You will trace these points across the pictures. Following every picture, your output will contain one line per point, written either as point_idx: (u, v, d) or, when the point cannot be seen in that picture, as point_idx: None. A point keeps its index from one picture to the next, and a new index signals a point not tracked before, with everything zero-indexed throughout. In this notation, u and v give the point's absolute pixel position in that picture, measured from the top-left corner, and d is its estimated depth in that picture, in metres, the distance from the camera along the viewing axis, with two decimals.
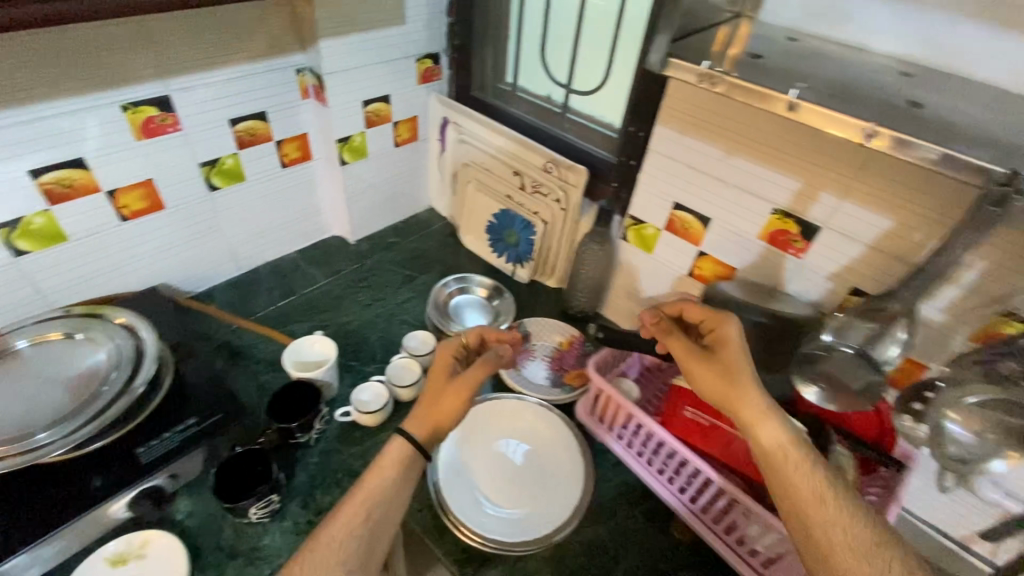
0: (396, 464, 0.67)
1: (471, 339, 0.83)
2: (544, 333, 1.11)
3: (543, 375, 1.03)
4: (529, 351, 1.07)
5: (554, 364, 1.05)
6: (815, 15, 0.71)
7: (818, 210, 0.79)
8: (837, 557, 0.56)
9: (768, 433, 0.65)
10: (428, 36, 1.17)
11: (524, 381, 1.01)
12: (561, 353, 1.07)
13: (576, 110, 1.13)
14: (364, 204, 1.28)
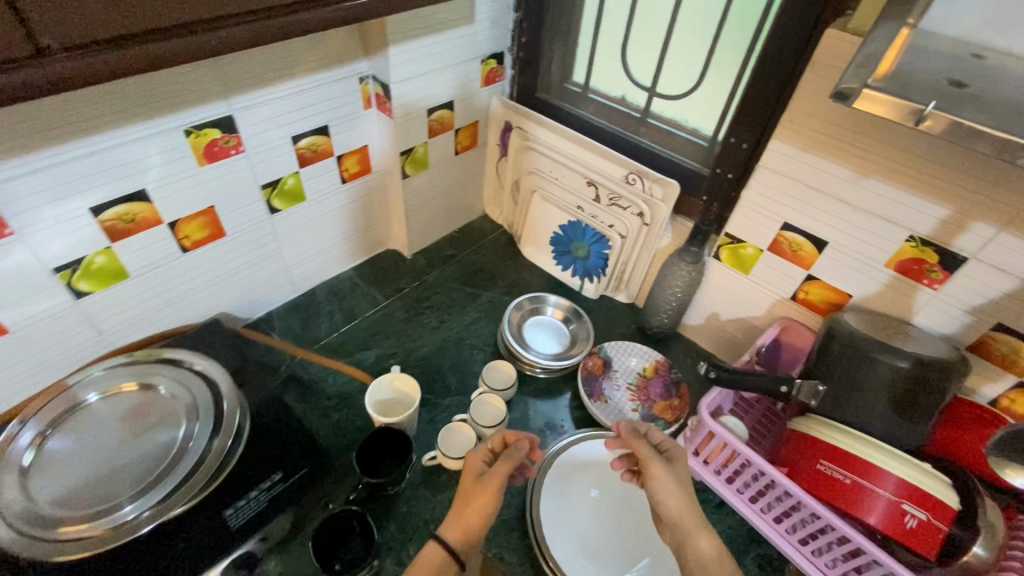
0: (429, 569, 0.60)
1: (499, 439, 0.75)
2: (625, 358, 1.04)
3: (629, 407, 0.97)
4: (612, 380, 1.01)
5: (640, 394, 0.99)
6: None
7: (968, 240, 0.70)
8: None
9: (701, 549, 0.64)
10: (493, 34, 1.07)
11: (611, 416, 0.95)
12: (646, 381, 1.00)
13: (658, 115, 1.04)
14: (423, 217, 1.21)
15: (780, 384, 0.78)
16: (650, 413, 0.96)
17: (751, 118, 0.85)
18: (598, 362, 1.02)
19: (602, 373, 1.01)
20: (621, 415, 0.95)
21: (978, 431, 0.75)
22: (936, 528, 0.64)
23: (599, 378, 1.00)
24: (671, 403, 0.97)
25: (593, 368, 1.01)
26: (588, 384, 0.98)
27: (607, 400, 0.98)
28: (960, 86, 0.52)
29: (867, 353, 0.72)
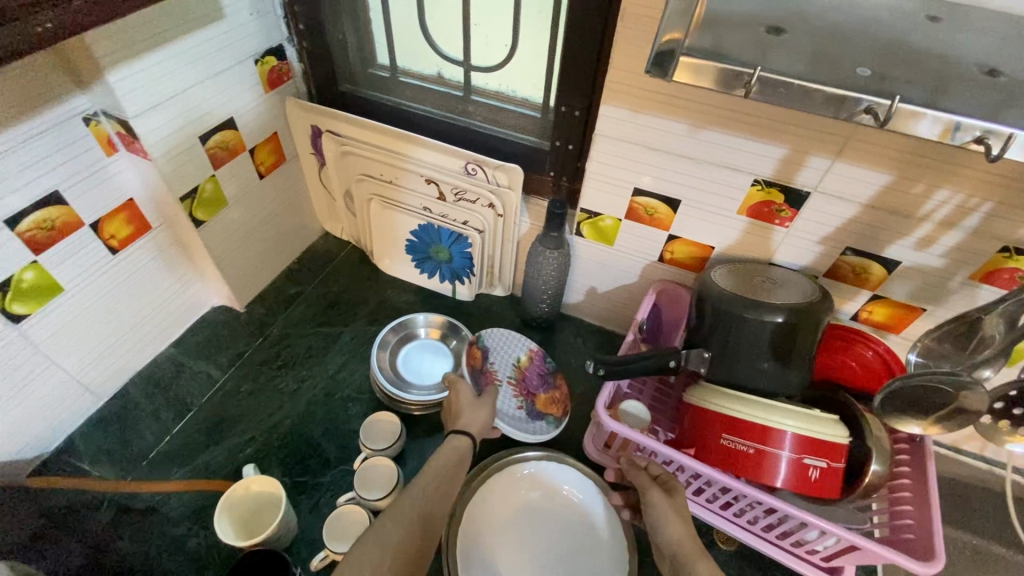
0: (438, 476, 0.67)
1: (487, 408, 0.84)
2: (504, 348, 0.95)
3: (512, 406, 0.90)
4: (492, 376, 0.91)
5: (522, 388, 0.91)
6: None
7: (806, 175, 0.69)
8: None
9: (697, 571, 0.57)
10: (260, 25, 0.86)
11: (496, 419, 0.87)
12: (525, 372, 0.93)
13: (482, 89, 0.91)
14: (245, 261, 1.00)
15: (667, 360, 0.73)
16: (533, 411, 0.90)
17: (577, 82, 0.76)
18: (481, 355, 0.91)
19: (482, 369, 0.91)
20: (507, 415, 0.87)
21: (850, 350, 0.79)
22: (831, 467, 0.65)
23: (482, 374, 0.90)
24: (551, 395, 0.91)
25: (476, 364, 0.90)
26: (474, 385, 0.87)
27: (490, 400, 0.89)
28: (774, 31, 0.46)
29: (737, 313, 0.70)
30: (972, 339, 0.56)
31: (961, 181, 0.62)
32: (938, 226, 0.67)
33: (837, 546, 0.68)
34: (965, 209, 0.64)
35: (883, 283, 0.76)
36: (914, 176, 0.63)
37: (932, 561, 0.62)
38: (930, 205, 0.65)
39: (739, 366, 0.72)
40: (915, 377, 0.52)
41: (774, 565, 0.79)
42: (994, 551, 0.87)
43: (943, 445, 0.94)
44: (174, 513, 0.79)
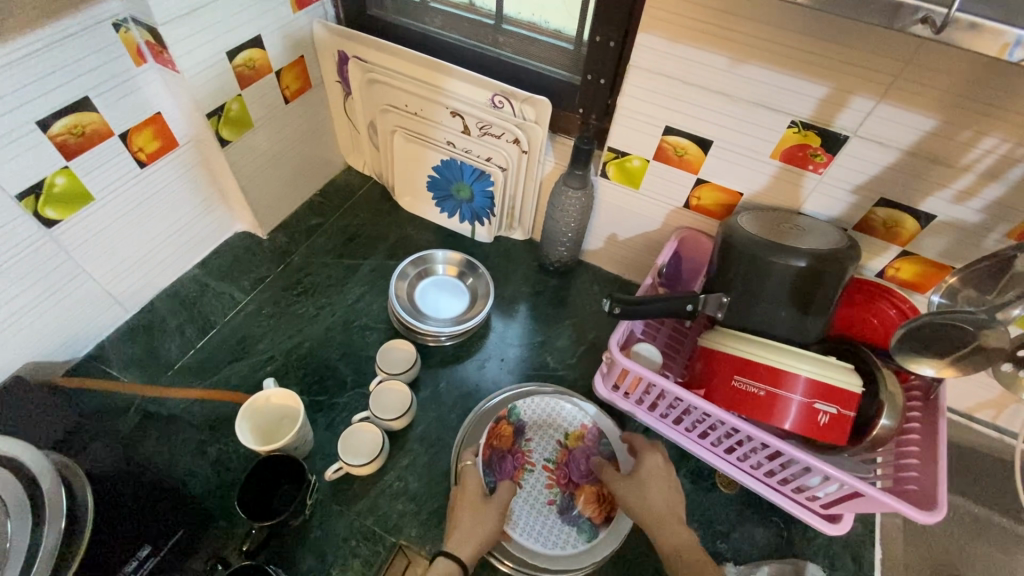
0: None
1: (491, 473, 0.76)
2: (549, 424, 0.82)
3: (546, 499, 0.77)
4: (529, 460, 0.79)
5: (564, 486, 0.78)
6: None
7: (847, 117, 0.66)
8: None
9: (671, 538, 0.67)
10: None
11: (518, 516, 0.75)
12: (569, 460, 0.79)
13: (514, 19, 0.88)
14: (268, 187, 1.01)
15: (684, 304, 0.73)
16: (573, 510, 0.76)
17: (615, 10, 0.73)
18: (500, 435, 0.79)
19: (520, 449, 0.80)
20: (532, 508, 0.75)
21: (872, 307, 0.78)
22: (841, 415, 0.66)
23: (507, 455, 0.79)
24: (597, 490, 0.77)
25: (501, 447, 0.78)
26: (489, 471, 0.76)
27: (520, 488, 0.77)
28: None
29: (760, 257, 0.69)
30: (1002, 279, 0.57)
31: (1011, 129, 0.59)
32: (980, 178, 0.64)
33: (838, 492, 0.69)
34: (1010, 159, 0.61)
35: (915, 239, 0.74)
36: (961, 121, 0.61)
37: (934, 510, 0.63)
38: (975, 154, 0.63)
39: (758, 312, 0.71)
40: (938, 317, 0.55)
41: (772, 511, 0.81)
42: (993, 520, 0.87)
43: (956, 411, 0.93)
44: (197, 421, 0.83)
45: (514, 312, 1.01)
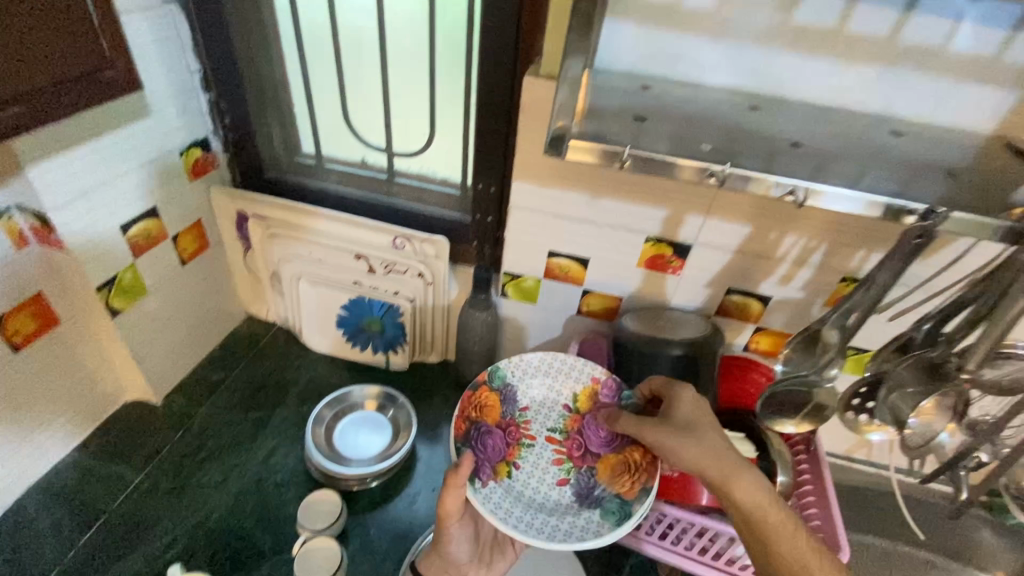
0: None
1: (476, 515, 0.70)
2: (550, 391, 0.83)
3: (546, 491, 0.76)
4: (535, 450, 0.79)
5: (578, 468, 0.78)
6: (652, 57, 0.69)
7: (687, 231, 0.82)
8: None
9: (747, 493, 0.60)
10: (185, 121, 0.91)
11: (513, 505, 0.72)
12: (578, 431, 0.80)
13: (405, 172, 1.00)
14: (163, 351, 0.96)
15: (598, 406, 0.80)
16: (586, 499, 0.75)
17: (491, 162, 0.87)
18: (485, 414, 0.78)
19: (516, 440, 0.80)
20: (543, 495, 0.75)
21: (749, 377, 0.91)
22: None
23: (495, 434, 0.78)
24: (618, 457, 0.76)
25: (485, 423, 0.78)
26: (466, 445, 0.75)
27: (517, 474, 0.77)
28: (640, 119, 0.59)
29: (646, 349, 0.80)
30: (816, 345, 0.66)
31: (801, 229, 0.78)
32: (792, 265, 0.82)
33: None
34: (809, 249, 0.80)
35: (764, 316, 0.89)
36: (767, 226, 0.79)
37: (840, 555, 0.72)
38: (783, 248, 0.81)
39: None
40: (780, 386, 0.66)
41: None
42: (896, 551, 0.97)
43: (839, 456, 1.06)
44: None
45: (439, 436, 1.01)
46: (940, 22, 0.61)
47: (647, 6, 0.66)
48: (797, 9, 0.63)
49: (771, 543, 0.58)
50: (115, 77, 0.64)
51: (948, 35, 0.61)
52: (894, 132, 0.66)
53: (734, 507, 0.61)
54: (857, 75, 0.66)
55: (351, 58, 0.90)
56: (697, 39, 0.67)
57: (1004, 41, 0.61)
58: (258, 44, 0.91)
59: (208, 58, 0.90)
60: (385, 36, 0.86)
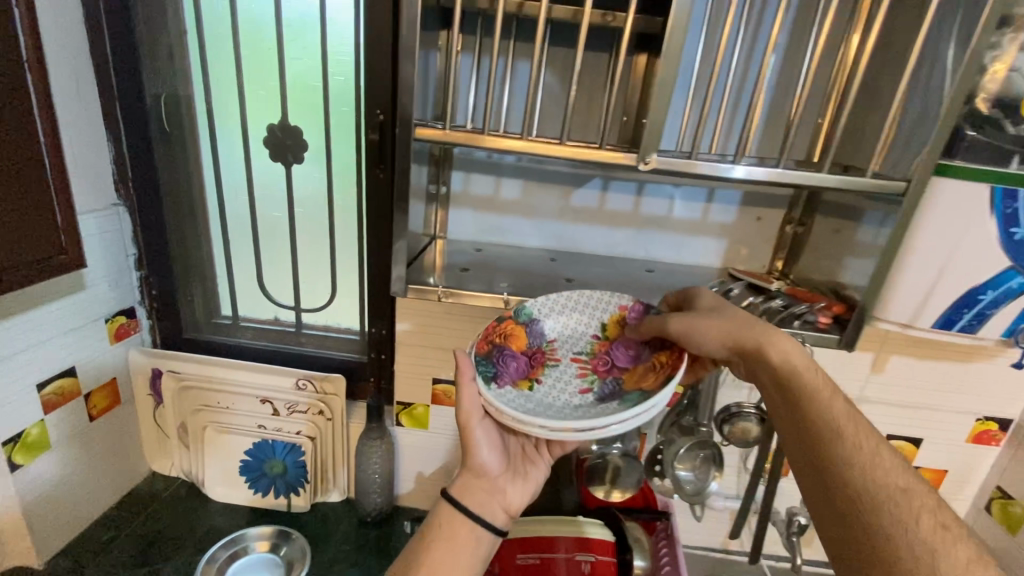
0: (444, 527, 0.73)
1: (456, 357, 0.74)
2: (579, 322, 0.82)
3: (570, 395, 0.74)
4: (547, 351, 0.80)
5: (590, 371, 0.77)
6: (485, 231, 0.99)
7: None
8: (864, 456, 0.61)
9: (785, 353, 0.70)
10: (115, 293, 1.08)
11: (528, 402, 0.71)
12: (605, 351, 0.79)
13: (311, 325, 1.18)
14: (56, 508, 0.99)
15: None
16: (599, 383, 0.75)
17: (382, 309, 1.06)
18: (510, 332, 0.78)
19: (532, 350, 0.79)
20: (558, 392, 0.74)
21: None
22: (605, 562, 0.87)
23: (518, 356, 0.77)
24: (641, 367, 0.75)
25: (508, 339, 0.78)
26: (489, 363, 0.74)
27: (538, 386, 0.74)
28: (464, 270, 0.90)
29: None
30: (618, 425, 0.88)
31: None
32: None
33: None
34: None
35: None
36: None
37: None
38: None
39: None
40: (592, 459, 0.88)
41: None
42: None
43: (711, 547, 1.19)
44: None
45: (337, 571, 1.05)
46: (660, 202, 0.94)
47: (476, 199, 0.97)
48: (572, 197, 0.95)
49: (807, 399, 0.67)
50: (62, 260, 0.85)
51: (669, 205, 0.94)
52: (653, 270, 0.95)
53: (771, 370, 0.70)
54: (623, 236, 0.97)
55: (267, 239, 1.14)
56: (514, 217, 0.98)
57: (704, 207, 0.94)
58: (189, 232, 1.13)
59: (144, 244, 1.11)
60: (294, 221, 1.11)
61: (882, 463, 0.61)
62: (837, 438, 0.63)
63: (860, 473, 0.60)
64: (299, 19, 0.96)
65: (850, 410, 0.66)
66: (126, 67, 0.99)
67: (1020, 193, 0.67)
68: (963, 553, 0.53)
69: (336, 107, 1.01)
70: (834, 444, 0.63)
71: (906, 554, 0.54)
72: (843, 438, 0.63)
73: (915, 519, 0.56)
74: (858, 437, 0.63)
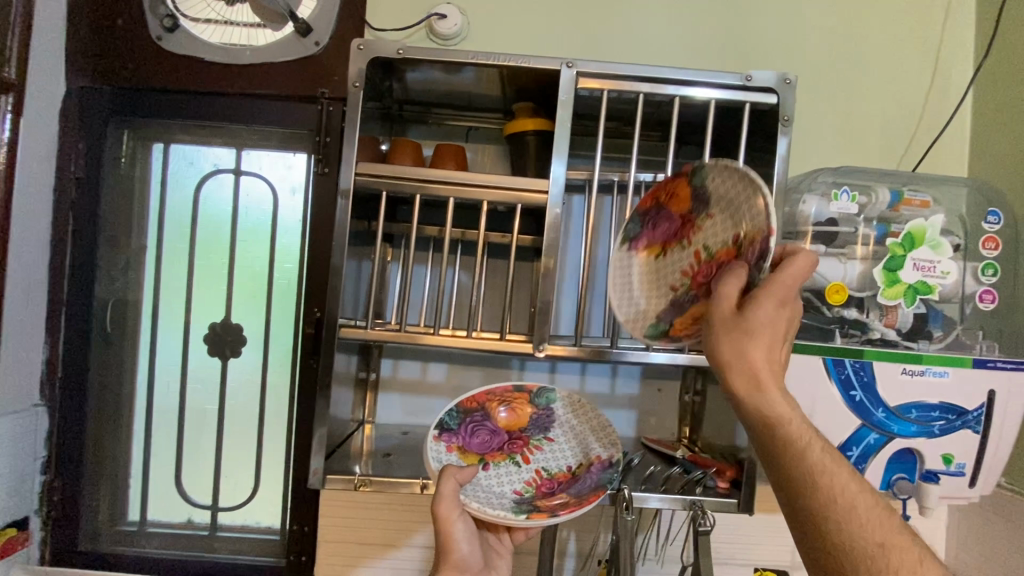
0: None
1: (434, 435, 0.80)
2: (732, 209, 0.69)
3: (558, 469, 0.81)
4: (545, 412, 0.85)
5: (579, 442, 0.83)
6: (412, 414, 1.04)
7: None
8: (868, 518, 0.53)
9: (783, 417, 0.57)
10: (11, 502, 1.01)
11: (516, 478, 0.80)
12: (722, 261, 0.69)
13: (226, 526, 1.13)
14: None
15: None
16: (586, 455, 0.82)
17: (305, 507, 1.04)
18: (506, 399, 0.86)
19: (529, 413, 0.85)
20: (642, 282, 0.76)
21: None
22: None
23: (670, 219, 0.75)
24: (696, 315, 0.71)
25: (504, 406, 0.85)
26: (460, 419, 0.83)
27: (530, 456, 0.82)
28: (384, 454, 0.93)
29: None
30: None
31: None
32: None
33: None
34: None
35: None
36: None
37: None
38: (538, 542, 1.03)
39: None
40: None
41: None
42: None
43: None
44: None
45: None
46: (572, 378, 1.05)
47: (404, 383, 1.04)
48: (494, 376, 1.05)
49: (801, 457, 0.56)
50: None
51: (581, 380, 1.05)
52: None
53: (757, 418, 0.58)
54: None
55: (193, 433, 1.13)
56: (440, 400, 1.05)
57: (611, 381, 1.05)
58: (108, 430, 1.11)
59: (58, 445, 1.08)
60: (224, 414, 1.13)
61: (884, 523, 0.53)
62: (838, 509, 0.53)
63: (874, 549, 0.51)
64: (253, 236, 1.12)
65: (835, 455, 0.57)
66: (82, 276, 1.09)
67: (847, 361, 0.83)
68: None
69: (279, 306, 1.12)
70: (836, 518, 0.53)
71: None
72: (845, 501, 0.53)
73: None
74: (854, 494, 0.54)
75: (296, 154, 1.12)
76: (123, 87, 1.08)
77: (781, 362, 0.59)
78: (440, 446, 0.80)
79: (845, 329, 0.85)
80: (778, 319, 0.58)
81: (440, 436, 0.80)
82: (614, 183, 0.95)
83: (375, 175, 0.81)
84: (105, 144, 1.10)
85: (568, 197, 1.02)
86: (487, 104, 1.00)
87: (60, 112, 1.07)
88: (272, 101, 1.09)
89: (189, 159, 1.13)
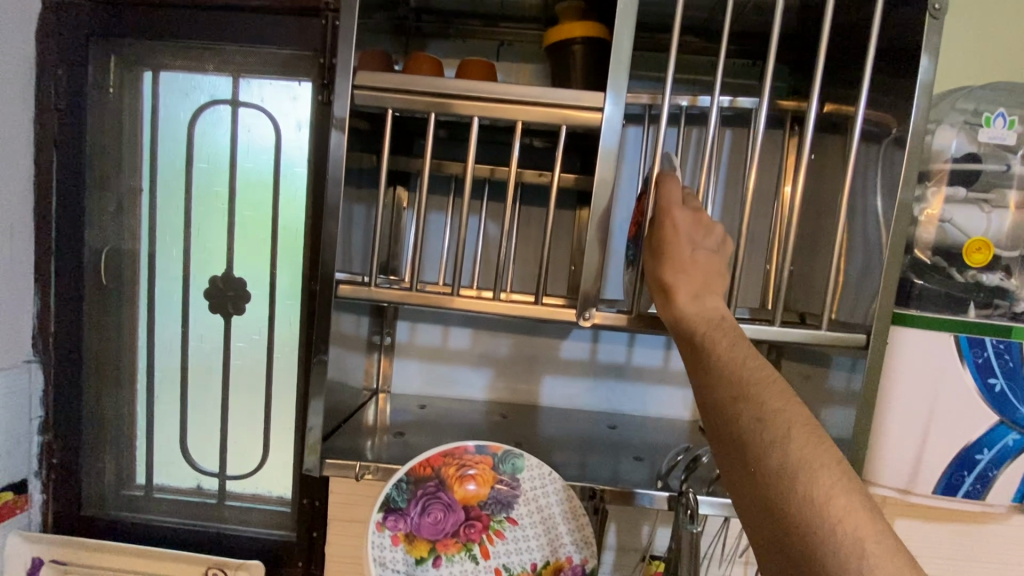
0: None
1: (378, 522, 0.69)
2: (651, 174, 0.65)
3: (522, 568, 0.72)
4: (509, 485, 0.72)
5: (547, 536, 0.72)
6: (431, 384, 0.91)
7: None
8: (754, 394, 0.47)
9: (690, 307, 0.56)
10: (5, 464, 0.95)
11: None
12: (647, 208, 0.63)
13: (235, 494, 1.04)
14: None
15: None
16: (553, 553, 0.72)
17: (313, 482, 0.95)
18: (467, 464, 0.71)
19: (491, 486, 0.72)
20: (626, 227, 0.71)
21: None
22: None
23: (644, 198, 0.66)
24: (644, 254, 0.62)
25: (465, 473, 0.71)
26: (409, 494, 0.70)
27: (489, 547, 0.71)
28: (398, 434, 0.79)
29: None
30: None
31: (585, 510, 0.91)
32: None
33: None
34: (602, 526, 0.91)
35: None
36: None
37: None
38: None
39: None
40: None
41: None
42: None
43: None
44: None
45: None
46: (618, 349, 0.89)
47: (423, 349, 0.91)
48: (526, 345, 0.90)
49: (697, 344, 0.53)
50: None
51: (628, 351, 0.89)
52: (614, 425, 0.86)
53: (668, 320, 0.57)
54: (583, 385, 0.90)
55: (196, 395, 1.03)
56: (464, 368, 0.91)
57: (665, 353, 0.89)
58: (107, 392, 1.03)
59: (54, 405, 1.01)
60: (228, 375, 1.02)
61: (770, 398, 0.47)
62: (721, 383, 0.49)
63: (749, 422, 0.46)
64: (254, 178, 0.98)
65: (739, 339, 0.52)
66: (70, 222, 0.98)
67: (986, 342, 0.64)
68: (856, 496, 0.42)
69: (286, 259, 0.99)
70: (717, 395, 0.49)
71: (810, 514, 0.41)
72: (735, 379, 0.49)
73: (808, 462, 0.43)
74: (746, 376, 0.48)
75: (302, 82, 0.96)
76: (104, 2, 0.94)
77: (707, 268, 0.58)
78: (384, 537, 0.69)
79: (984, 299, 0.65)
80: (685, 226, 0.58)
81: (383, 521, 0.69)
82: (682, 109, 0.76)
83: (381, 90, 0.65)
84: (87, 70, 0.97)
85: (621, 129, 0.83)
86: (524, 12, 0.81)
87: (36, 32, 0.94)
88: (270, 16, 0.92)
89: (181, 88, 0.98)
